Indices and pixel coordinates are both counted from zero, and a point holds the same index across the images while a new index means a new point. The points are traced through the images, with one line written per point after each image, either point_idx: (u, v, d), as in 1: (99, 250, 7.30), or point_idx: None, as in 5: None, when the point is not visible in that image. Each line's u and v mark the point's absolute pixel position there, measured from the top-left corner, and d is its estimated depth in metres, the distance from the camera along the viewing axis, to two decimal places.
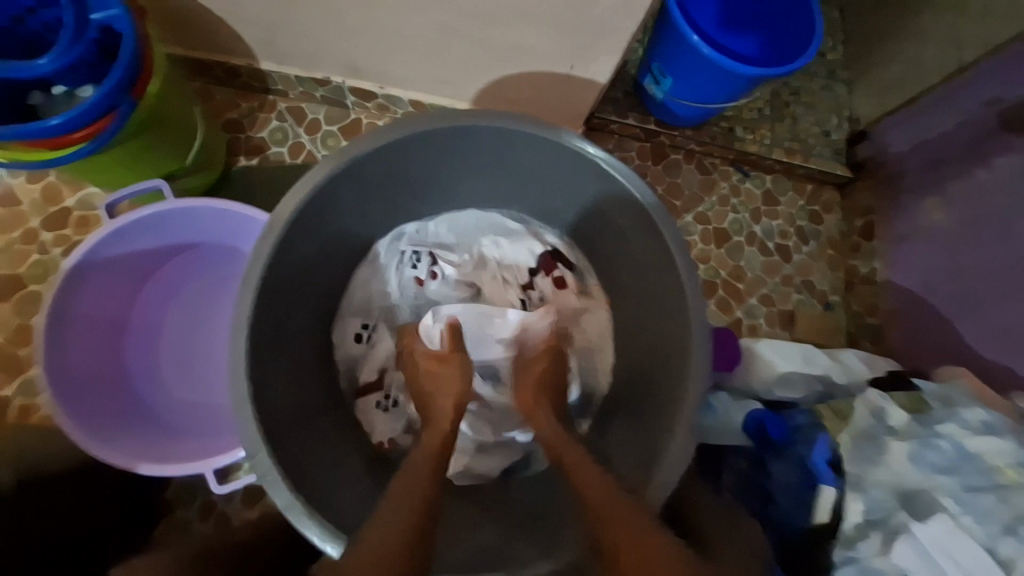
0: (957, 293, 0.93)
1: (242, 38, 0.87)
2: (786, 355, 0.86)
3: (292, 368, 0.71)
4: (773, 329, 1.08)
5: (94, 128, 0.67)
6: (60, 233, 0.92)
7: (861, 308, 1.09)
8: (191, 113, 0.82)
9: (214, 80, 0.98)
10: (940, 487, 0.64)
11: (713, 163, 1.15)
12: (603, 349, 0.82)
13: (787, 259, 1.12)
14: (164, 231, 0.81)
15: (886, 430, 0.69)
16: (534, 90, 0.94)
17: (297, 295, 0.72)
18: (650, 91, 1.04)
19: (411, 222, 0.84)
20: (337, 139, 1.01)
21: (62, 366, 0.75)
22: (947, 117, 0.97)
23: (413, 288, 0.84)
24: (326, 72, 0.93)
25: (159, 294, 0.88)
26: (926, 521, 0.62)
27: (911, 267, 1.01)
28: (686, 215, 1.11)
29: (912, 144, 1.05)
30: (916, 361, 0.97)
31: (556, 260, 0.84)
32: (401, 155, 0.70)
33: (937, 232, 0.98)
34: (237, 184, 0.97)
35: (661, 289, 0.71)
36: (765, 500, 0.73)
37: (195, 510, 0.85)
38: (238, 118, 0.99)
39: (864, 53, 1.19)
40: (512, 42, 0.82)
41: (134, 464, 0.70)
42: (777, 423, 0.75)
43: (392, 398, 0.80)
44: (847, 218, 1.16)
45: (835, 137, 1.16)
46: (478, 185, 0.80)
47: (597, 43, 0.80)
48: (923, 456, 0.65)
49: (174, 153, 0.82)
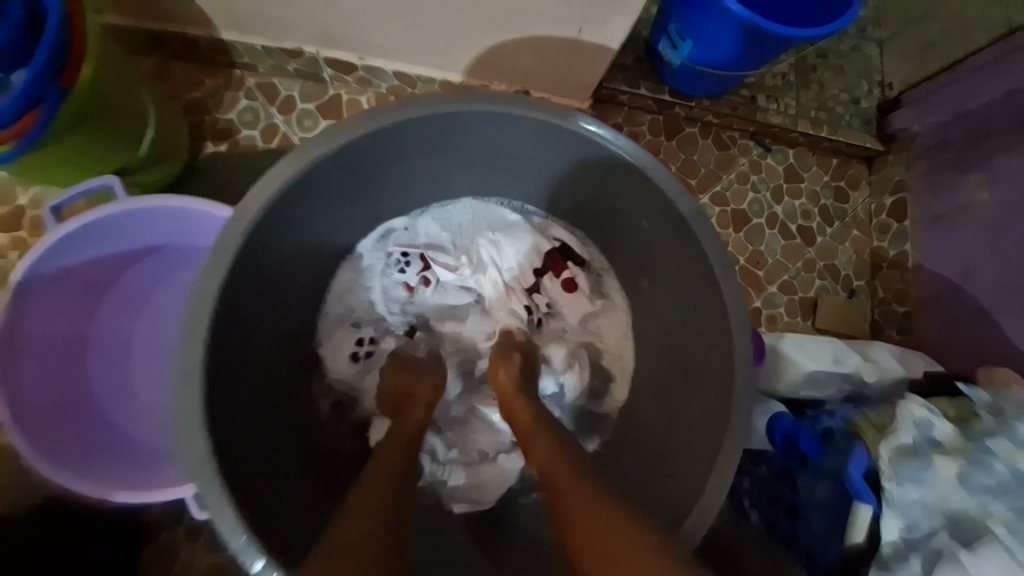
0: (1000, 283, 0.85)
1: (196, 5, 0.75)
2: (814, 354, 0.79)
3: (258, 393, 0.63)
4: (793, 318, 1.00)
5: (22, 124, 0.57)
6: (13, 236, 0.83)
7: (887, 295, 1.01)
8: (142, 97, 0.72)
9: (171, 53, 0.86)
10: (993, 512, 0.55)
11: (731, 136, 1.05)
12: (618, 355, 0.75)
13: (809, 242, 1.04)
14: (121, 235, 0.72)
15: (930, 444, 0.60)
16: (536, 60, 0.83)
17: (270, 308, 0.64)
18: (665, 57, 0.93)
19: (399, 218, 0.75)
20: (315, 119, 0.90)
21: (18, 393, 0.68)
22: (997, 85, 0.87)
23: (402, 294, 0.76)
24: (298, 42, 0.82)
25: (125, 305, 0.79)
26: (976, 552, 0.53)
27: (947, 253, 0.93)
28: (702, 195, 1.02)
29: (952, 114, 0.94)
30: (948, 355, 0.91)
31: (566, 259, 0.76)
32: (385, 147, 0.61)
33: (981, 212, 0.88)
34: (205, 174, 0.86)
35: (685, 293, 0.64)
36: (795, 517, 0.68)
37: (185, 528, 0.80)
38: (202, 98, 0.87)
39: (899, 9, 1.06)
40: (511, 5, 0.71)
41: (110, 492, 0.65)
42: (808, 437, 0.68)
43: None
44: (874, 195, 1.06)
45: (865, 105, 1.05)
46: (475, 176, 0.71)
47: (609, 4, 0.69)
48: (974, 479, 0.56)
49: (125, 144, 0.72)
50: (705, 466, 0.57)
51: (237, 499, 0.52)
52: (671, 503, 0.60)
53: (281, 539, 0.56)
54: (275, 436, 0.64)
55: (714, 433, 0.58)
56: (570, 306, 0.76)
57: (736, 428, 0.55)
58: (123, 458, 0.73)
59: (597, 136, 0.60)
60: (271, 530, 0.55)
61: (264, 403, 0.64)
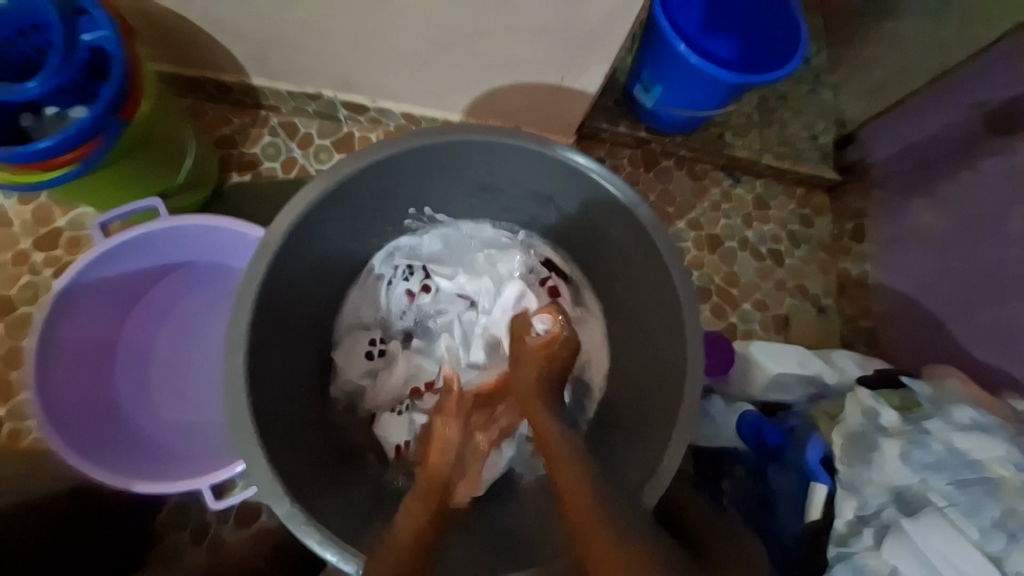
0: (950, 295, 0.93)
1: (233, 55, 0.87)
2: (780, 358, 0.86)
3: (285, 392, 0.70)
4: (767, 333, 1.07)
5: (81, 150, 0.67)
6: (52, 253, 0.92)
7: (853, 311, 1.09)
8: (183, 132, 0.83)
9: (205, 96, 0.98)
10: (929, 484, 0.65)
11: (704, 168, 1.15)
12: (599, 361, 0.82)
13: (779, 263, 1.12)
14: (154, 252, 0.82)
15: (877, 430, 0.70)
16: (526, 102, 0.95)
17: (294, 315, 0.72)
18: (640, 99, 1.05)
19: (405, 237, 0.83)
20: (330, 153, 1.01)
21: (50, 390, 0.74)
22: (933, 120, 0.97)
23: (405, 301, 0.83)
24: (317, 86, 0.94)
25: (149, 315, 0.87)
26: (917, 519, 0.63)
27: (903, 269, 1.01)
28: (678, 222, 1.11)
29: (899, 148, 1.05)
30: (910, 364, 0.97)
31: (550, 270, 0.85)
32: (392, 172, 0.70)
33: (929, 233, 0.97)
34: (229, 200, 0.97)
35: (655, 297, 0.71)
36: (765, 509, 0.76)
37: (189, 531, 0.84)
38: (230, 134, 0.99)
39: (848, 59, 1.19)
40: (502, 56, 0.83)
41: (131, 482, 0.70)
42: (772, 429, 0.77)
43: (406, 403, 0.79)
44: (836, 221, 1.16)
45: (823, 140, 1.16)
46: (472, 200, 0.81)
47: (585, 55, 0.81)
48: (915, 456, 0.66)
49: (165, 171, 0.83)
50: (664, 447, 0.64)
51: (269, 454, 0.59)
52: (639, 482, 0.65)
53: (299, 483, 0.62)
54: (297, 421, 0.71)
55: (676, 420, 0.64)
56: None
57: (689, 412, 0.63)
58: (141, 454, 0.78)
59: (586, 168, 0.70)
60: (290, 479, 0.61)
61: (291, 392, 0.71)
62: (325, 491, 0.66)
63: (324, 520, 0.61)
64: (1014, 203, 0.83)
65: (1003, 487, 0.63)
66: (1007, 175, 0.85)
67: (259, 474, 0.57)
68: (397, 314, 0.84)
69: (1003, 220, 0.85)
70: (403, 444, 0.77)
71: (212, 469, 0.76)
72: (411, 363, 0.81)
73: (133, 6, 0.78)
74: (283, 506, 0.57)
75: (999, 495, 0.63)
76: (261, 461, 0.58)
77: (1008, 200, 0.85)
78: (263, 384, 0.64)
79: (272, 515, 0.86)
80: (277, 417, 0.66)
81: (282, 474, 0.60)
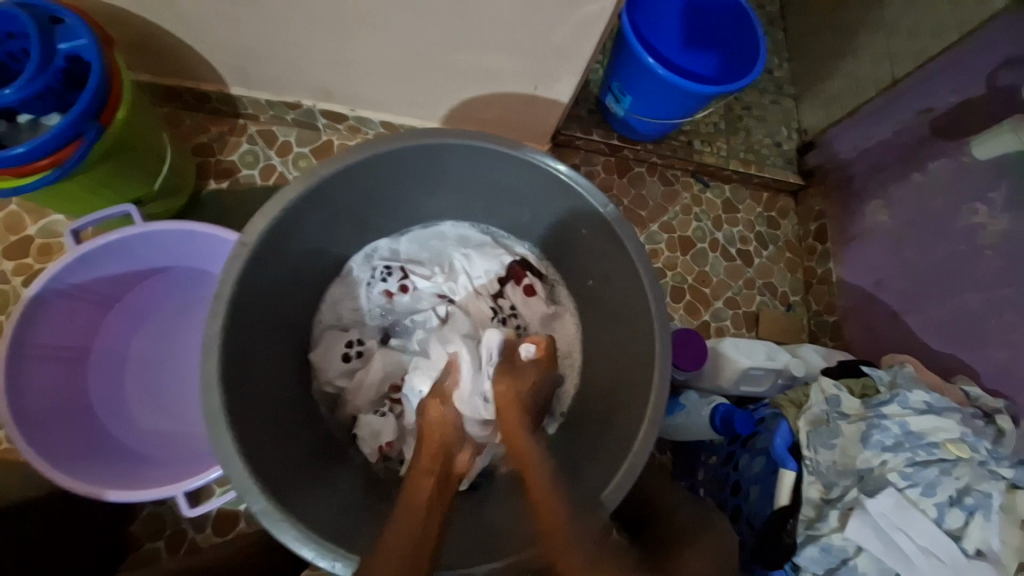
0: (904, 289, 0.98)
1: (210, 65, 0.89)
2: (750, 351, 0.88)
3: (265, 393, 0.70)
4: (739, 330, 1.11)
5: (57, 156, 0.67)
6: (22, 261, 0.91)
7: (819, 307, 1.14)
8: (161, 140, 0.84)
9: (183, 105, 0.99)
10: (889, 464, 0.68)
11: (675, 174, 1.19)
12: (574, 357, 0.85)
13: (748, 263, 1.17)
14: (131, 258, 0.82)
15: (838, 415, 0.73)
16: (500, 110, 0.98)
17: (271, 316, 0.72)
18: (611, 108, 1.09)
19: (384, 239, 0.86)
20: (309, 161, 1.03)
21: (23, 397, 0.73)
22: (884, 126, 1.03)
23: (382, 300, 0.84)
24: (296, 96, 0.96)
25: (127, 321, 0.88)
26: (876, 497, 0.66)
27: (861, 266, 1.07)
28: (651, 225, 1.15)
29: (854, 152, 1.10)
30: (871, 356, 1.02)
31: (526, 269, 0.86)
32: (369, 175, 0.72)
33: (884, 232, 1.03)
34: (207, 208, 0.98)
35: (625, 293, 0.74)
36: (737, 494, 0.78)
37: (165, 541, 0.84)
38: (207, 142, 1.00)
39: (806, 71, 1.26)
40: (476, 66, 0.86)
41: (103, 491, 0.68)
42: (741, 417, 0.78)
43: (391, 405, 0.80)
44: (801, 222, 1.21)
45: (786, 147, 1.22)
46: (449, 202, 0.83)
47: (556, 66, 0.85)
48: (873, 438, 0.70)
49: (142, 178, 0.83)
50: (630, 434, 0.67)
51: (245, 453, 0.59)
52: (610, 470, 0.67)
53: (278, 485, 0.62)
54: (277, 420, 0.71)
55: (642, 409, 0.67)
56: (532, 310, 0.86)
57: (656, 403, 0.65)
58: (116, 460, 0.78)
59: (565, 175, 0.72)
60: (266, 478, 0.61)
61: (271, 391, 0.71)
62: (305, 489, 0.67)
63: (305, 516, 0.62)
64: (960, 202, 0.89)
65: (958, 465, 0.67)
66: (953, 175, 0.91)
67: (234, 473, 0.58)
68: (372, 313, 0.85)
69: (951, 217, 0.90)
70: (386, 444, 0.78)
71: (188, 473, 0.75)
72: (392, 362, 0.82)
73: (109, 16, 0.79)
74: (258, 501, 0.57)
75: (950, 471, 0.67)
76: (237, 459, 0.58)
77: (954, 199, 0.90)
78: (241, 384, 0.64)
79: (251, 520, 0.87)
80: (256, 417, 0.66)
81: (260, 472, 0.60)
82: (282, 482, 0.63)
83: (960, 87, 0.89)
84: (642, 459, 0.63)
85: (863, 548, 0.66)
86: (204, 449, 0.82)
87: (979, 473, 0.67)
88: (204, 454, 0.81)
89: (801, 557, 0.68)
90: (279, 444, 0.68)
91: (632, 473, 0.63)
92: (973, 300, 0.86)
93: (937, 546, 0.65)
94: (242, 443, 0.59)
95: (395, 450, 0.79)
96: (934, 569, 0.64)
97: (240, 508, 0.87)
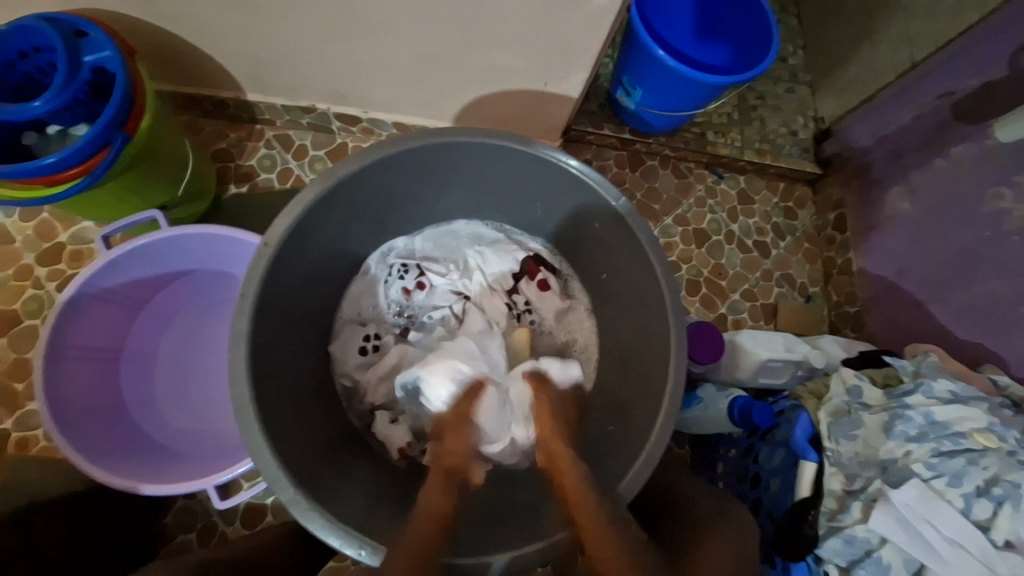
0: (929, 278, 0.95)
1: (229, 72, 0.91)
2: (768, 344, 0.86)
3: (289, 390, 0.72)
4: (757, 323, 1.10)
5: (86, 165, 0.70)
6: (55, 268, 0.94)
7: (840, 297, 1.12)
8: (183, 145, 0.87)
9: (202, 113, 1.02)
10: (912, 455, 0.68)
11: (688, 167, 1.18)
12: (590, 351, 0.85)
13: (765, 254, 1.15)
14: (158, 261, 0.85)
15: (860, 406, 0.73)
16: (511, 108, 0.98)
17: (292, 316, 0.74)
18: (622, 102, 1.08)
19: (400, 238, 0.88)
20: (324, 163, 1.05)
21: (59, 396, 0.76)
22: (904, 111, 1.01)
23: (400, 297, 0.86)
24: (310, 100, 0.97)
25: (155, 323, 0.91)
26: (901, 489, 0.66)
27: (883, 254, 1.04)
28: (665, 219, 1.14)
29: (873, 139, 1.08)
30: (894, 346, 1.00)
31: (540, 264, 0.86)
32: (382, 175, 0.73)
33: (905, 220, 1.00)
34: (228, 212, 1.01)
35: (639, 286, 0.73)
36: (758, 486, 0.77)
37: (197, 533, 0.87)
38: (227, 148, 1.03)
39: (822, 58, 1.23)
40: (486, 64, 0.86)
41: (138, 485, 0.71)
42: (762, 410, 0.77)
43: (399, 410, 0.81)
44: (820, 212, 1.19)
45: (802, 136, 1.20)
46: (461, 199, 0.84)
47: (566, 61, 0.85)
48: (897, 428, 0.69)
49: (167, 184, 0.86)
50: (646, 428, 0.67)
51: (273, 447, 0.61)
52: (626, 461, 0.67)
53: (304, 477, 0.64)
54: (302, 415, 0.73)
55: (657, 402, 0.67)
56: (547, 306, 0.86)
57: (672, 396, 0.65)
58: (148, 455, 0.81)
59: (576, 169, 0.72)
60: (293, 470, 0.63)
61: (294, 389, 0.73)
62: (330, 480, 0.68)
63: (330, 506, 0.63)
64: (986, 185, 0.86)
65: (985, 455, 0.65)
66: (977, 160, 0.88)
67: (262, 465, 0.59)
68: (387, 310, 0.87)
69: (977, 202, 0.88)
70: (405, 446, 0.78)
71: (216, 468, 0.78)
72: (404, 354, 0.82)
73: (129, 27, 0.82)
74: (285, 493, 0.59)
75: (979, 461, 0.65)
76: (264, 452, 0.60)
77: (981, 182, 0.88)
78: (265, 382, 0.66)
79: (277, 514, 0.89)
80: (282, 412, 0.68)
81: (286, 464, 0.62)
82: (307, 473, 0.65)
83: (983, 68, 0.87)
84: (659, 450, 0.63)
85: (888, 539, 0.65)
86: (229, 445, 0.84)
87: (1010, 464, 0.65)
88: (228, 451, 0.83)
89: (824, 549, 0.67)
90: (304, 437, 0.70)
91: (648, 465, 0.63)
92: (1001, 286, 0.83)
93: (967, 538, 0.63)
94: (268, 437, 0.61)
95: (415, 450, 0.79)
96: (962, 561, 0.63)
97: (267, 503, 0.89)
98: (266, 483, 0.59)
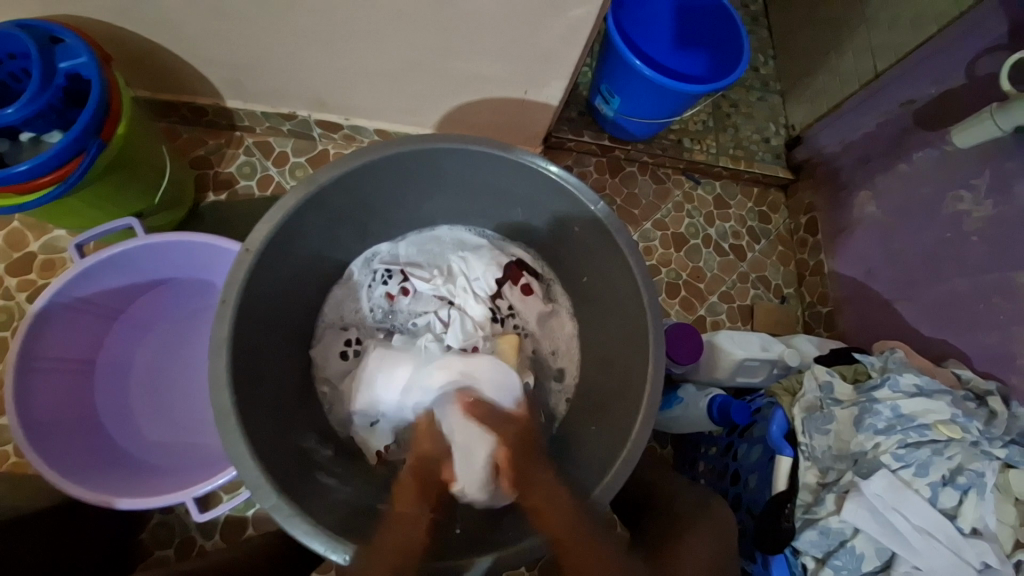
0: (895, 278, 0.99)
1: (208, 79, 0.91)
2: (744, 344, 0.89)
3: (272, 397, 0.71)
4: (734, 324, 1.13)
5: (61, 172, 0.68)
6: (26, 278, 0.92)
7: (813, 298, 1.15)
8: (160, 152, 0.86)
9: (180, 120, 1.01)
10: (882, 446, 0.70)
11: (666, 172, 1.21)
12: (573, 352, 0.87)
13: (741, 257, 1.18)
14: (135, 270, 0.84)
15: (832, 401, 0.76)
16: (492, 115, 0.99)
17: (274, 323, 0.74)
18: (601, 110, 1.10)
19: (384, 243, 0.88)
20: (305, 170, 1.05)
21: (32, 409, 0.74)
22: (869, 119, 1.05)
23: (384, 302, 0.87)
24: (291, 107, 0.98)
25: (132, 332, 0.89)
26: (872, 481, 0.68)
27: (853, 256, 1.08)
28: (644, 223, 1.16)
29: (840, 145, 1.12)
30: (864, 344, 1.03)
31: (523, 269, 0.88)
32: (365, 183, 0.74)
33: (872, 222, 1.04)
34: (207, 219, 1.00)
35: (620, 288, 0.75)
36: (737, 482, 0.79)
37: (175, 548, 0.85)
38: (206, 155, 1.02)
39: (791, 68, 1.27)
40: (467, 72, 0.88)
41: (114, 499, 0.69)
42: (739, 408, 0.79)
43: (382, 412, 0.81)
44: (792, 216, 1.23)
45: (774, 143, 1.24)
46: (445, 205, 0.85)
47: (545, 70, 0.87)
48: (867, 422, 0.72)
49: (145, 192, 0.85)
50: (627, 425, 0.69)
51: (255, 454, 0.60)
52: (608, 458, 0.69)
53: (289, 484, 0.63)
54: (286, 423, 0.72)
55: (636, 401, 0.69)
56: (529, 309, 0.87)
57: (652, 395, 0.66)
58: (125, 469, 0.79)
59: (556, 175, 0.73)
60: (277, 478, 0.62)
61: (277, 396, 0.72)
62: (314, 487, 0.68)
63: (315, 511, 0.63)
64: (946, 189, 0.91)
65: (949, 445, 0.69)
66: (936, 164, 0.93)
67: (245, 472, 0.59)
68: (371, 318, 0.87)
69: (938, 204, 0.92)
70: (383, 449, 0.79)
71: (196, 479, 0.76)
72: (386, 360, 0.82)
73: (105, 33, 0.81)
74: (268, 499, 0.58)
75: (944, 451, 0.68)
76: (247, 459, 0.59)
77: (940, 186, 0.92)
78: (247, 388, 0.65)
79: (259, 525, 0.88)
80: (264, 419, 0.67)
81: (270, 472, 0.61)
82: (292, 480, 0.65)
83: (940, 78, 0.91)
84: (641, 447, 0.64)
85: (861, 530, 0.67)
86: (209, 457, 0.83)
87: (971, 453, 0.68)
88: (209, 463, 0.82)
89: (801, 541, 0.69)
90: (287, 445, 0.69)
91: (628, 465, 0.64)
92: (962, 285, 0.87)
93: (935, 524, 0.66)
94: (251, 443, 0.60)
95: (393, 453, 0.79)
96: (931, 548, 0.65)
97: (247, 515, 0.88)
98: (248, 489, 0.59)
